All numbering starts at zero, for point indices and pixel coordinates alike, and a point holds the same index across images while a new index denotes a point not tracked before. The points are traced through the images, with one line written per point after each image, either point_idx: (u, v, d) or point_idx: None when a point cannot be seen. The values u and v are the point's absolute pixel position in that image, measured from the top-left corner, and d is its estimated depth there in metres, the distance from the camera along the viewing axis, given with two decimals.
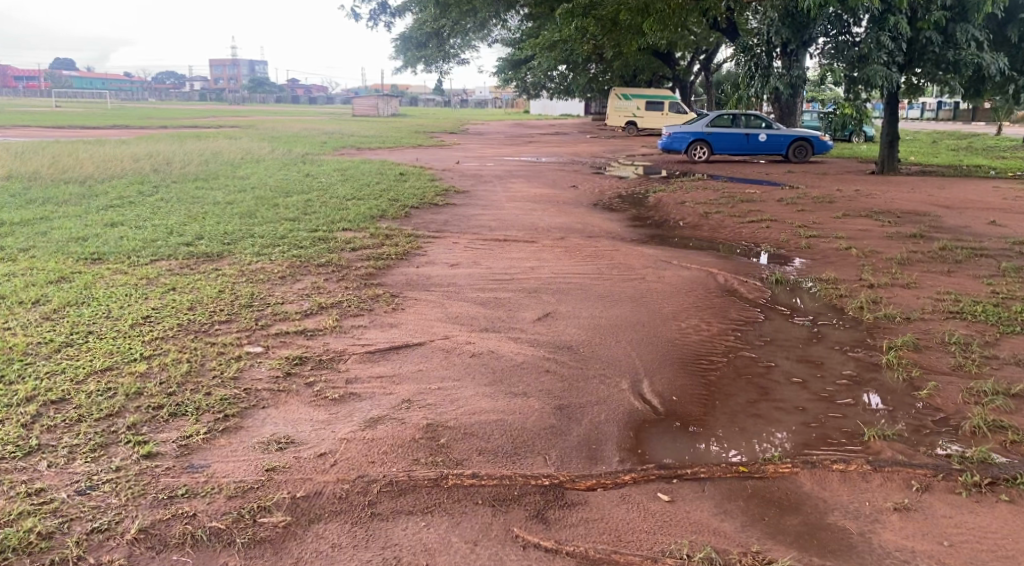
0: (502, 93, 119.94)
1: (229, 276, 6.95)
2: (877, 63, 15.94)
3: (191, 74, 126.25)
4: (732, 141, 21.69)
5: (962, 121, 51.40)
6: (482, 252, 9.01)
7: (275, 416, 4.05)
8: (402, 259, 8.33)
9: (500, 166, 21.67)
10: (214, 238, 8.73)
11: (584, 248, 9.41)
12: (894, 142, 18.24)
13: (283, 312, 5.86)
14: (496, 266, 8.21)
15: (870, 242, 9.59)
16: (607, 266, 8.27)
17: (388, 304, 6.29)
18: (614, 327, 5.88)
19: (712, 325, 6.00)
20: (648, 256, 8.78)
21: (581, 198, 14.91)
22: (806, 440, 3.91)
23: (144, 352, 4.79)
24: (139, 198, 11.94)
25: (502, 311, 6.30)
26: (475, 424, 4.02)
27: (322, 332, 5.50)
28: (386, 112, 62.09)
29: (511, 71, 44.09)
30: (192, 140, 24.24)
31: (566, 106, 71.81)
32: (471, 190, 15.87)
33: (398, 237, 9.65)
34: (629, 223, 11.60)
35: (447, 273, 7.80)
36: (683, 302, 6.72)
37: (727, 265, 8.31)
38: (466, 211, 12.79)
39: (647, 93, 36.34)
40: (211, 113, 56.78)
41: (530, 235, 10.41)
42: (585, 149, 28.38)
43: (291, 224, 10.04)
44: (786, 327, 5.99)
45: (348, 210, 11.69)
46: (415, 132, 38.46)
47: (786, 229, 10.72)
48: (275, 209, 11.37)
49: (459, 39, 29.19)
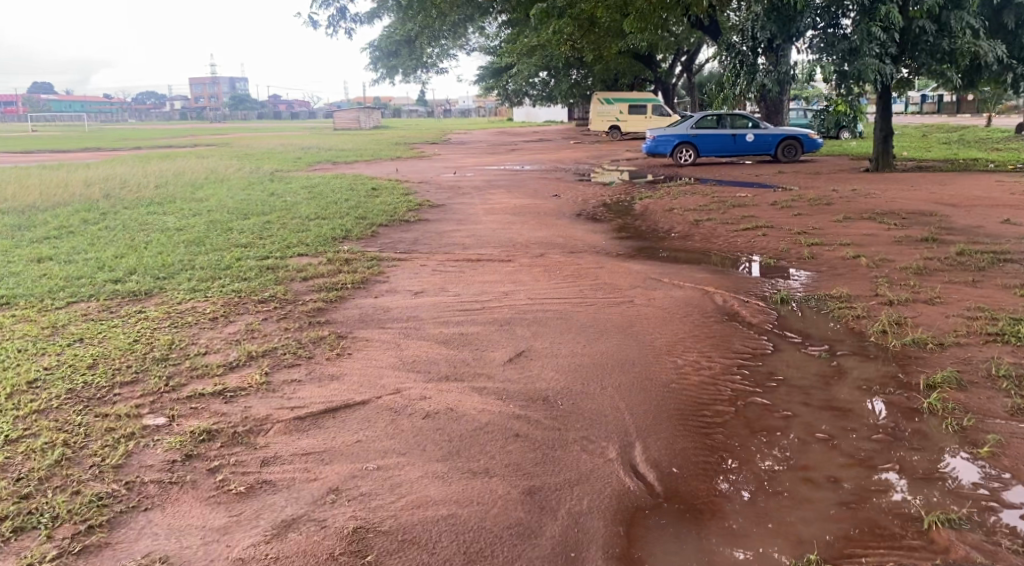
0: (486, 101, 119.33)
1: (152, 320, 5.97)
2: (869, 56, 15.15)
3: (172, 94, 125.41)
4: (719, 142, 20.91)
5: (944, 114, 51.26)
6: (451, 276, 8.09)
7: (157, 524, 3.10)
8: (360, 288, 7.40)
9: (480, 176, 20.78)
10: (149, 271, 7.76)
11: (564, 266, 8.50)
12: (888, 138, 17.45)
13: (204, 367, 4.89)
14: (465, 292, 7.29)
15: (878, 249, 8.75)
16: (589, 287, 7.37)
17: (331, 349, 5.35)
18: (599, 368, 4.96)
19: (714, 361, 5.09)
20: (636, 274, 7.88)
21: (563, 208, 14.03)
22: (848, 532, 3.03)
23: (9, 434, 3.81)
24: (81, 227, 10.94)
25: (465, 352, 5.36)
26: (418, 527, 3.10)
27: (246, 392, 4.54)
28: (368, 126, 61.10)
29: (492, 79, 43.39)
30: (157, 161, 23.20)
31: (550, 112, 71.43)
32: (446, 204, 14.92)
33: (359, 261, 8.72)
34: (615, 235, 10.73)
35: (409, 303, 6.86)
36: (677, 331, 5.81)
37: (724, 282, 7.41)
38: (439, 228, 11.86)
39: (630, 96, 35.63)
40: (190, 133, 55.69)
41: (505, 253, 9.49)
42: (567, 155, 27.55)
43: (241, 251, 9.09)
44: (801, 362, 5.08)
45: (309, 232, 10.74)
46: (394, 144, 37.61)
47: (783, 235, 9.88)
48: (228, 235, 10.41)
49: (435, 48, 28.41)
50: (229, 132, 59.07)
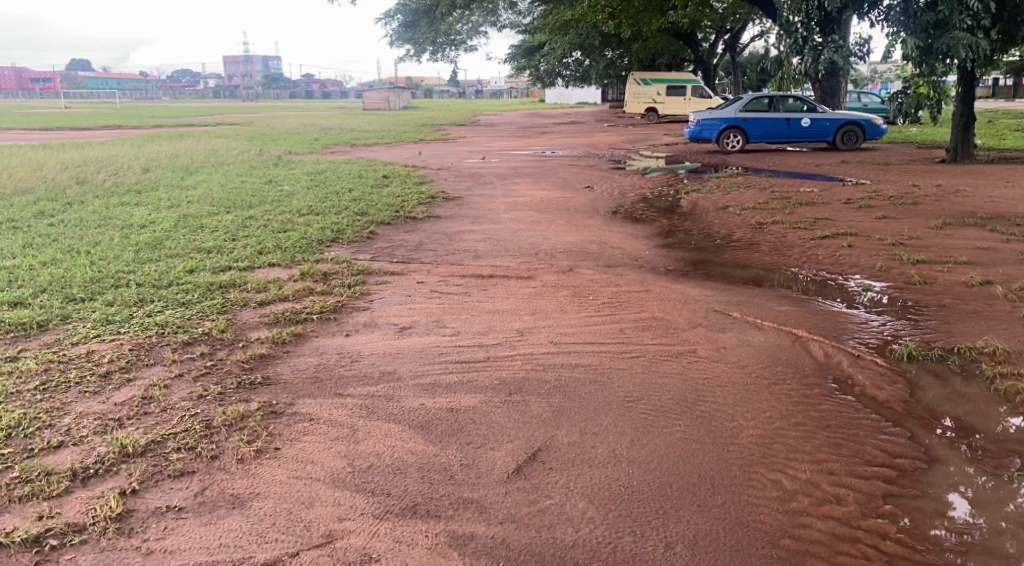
0: (518, 83, 117.15)
1: (16, 377, 4.25)
2: (958, 28, 11.84)
3: (205, 74, 125.45)
4: (771, 127, 18.70)
5: (1003, 98, 47.86)
6: (452, 299, 6.31)
7: None
8: (329, 321, 5.64)
9: (506, 163, 18.92)
10: (65, 289, 6.11)
11: (599, 287, 6.62)
12: (969, 125, 14.96)
13: (36, 480, 3.15)
14: (467, 326, 5.50)
15: (1009, 268, 6.68)
16: (634, 323, 5.52)
17: (249, 443, 3.56)
18: (660, 497, 3.10)
19: (842, 484, 3.21)
20: (695, 304, 5.98)
21: (596, 203, 12.16)
22: None
23: None
24: (30, 222, 9.37)
25: (450, 451, 3.52)
26: None
27: (80, 539, 2.81)
28: (397, 106, 59.23)
29: (524, 59, 41.38)
30: (160, 141, 21.74)
31: (583, 94, 69.01)
32: (463, 196, 13.10)
33: (341, 276, 6.97)
34: (661, 241, 8.85)
35: (387, 346, 5.09)
36: (770, 413, 3.90)
37: (818, 320, 5.48)
38: (450, 227, 10.07)
39: (669, 76, 33.26)
40: (217, 111, 54.62)
41: (525, 266, 7.63)
42: (602, 139, 25.55)
43: (197, 260, 7.41)
44: (988, 490, 3.15)
45: (293, 232, 9.04)
46: (421, 125, 35.86)
47: (873, 246, 7.84)
48: (195, 236, 8.75)
49: (462, 24, 26.57)
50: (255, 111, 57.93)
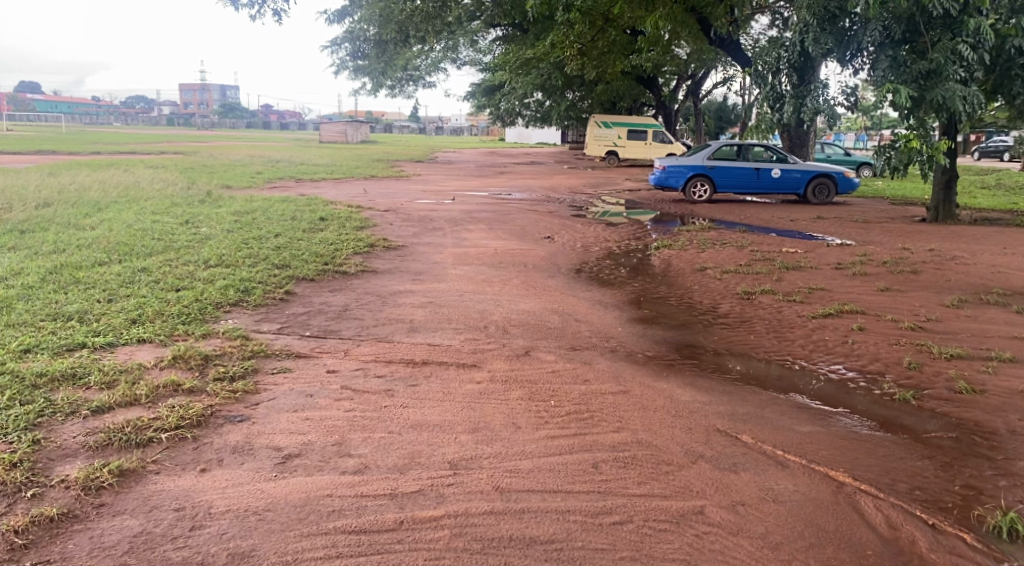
0: (478, 123, 116.99)
1: None
2: (952, 80, 10.06)
3: (159, 100, 122.67)
4: (739, 177, 17.65)
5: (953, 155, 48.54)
6: (367, 402, 4.72)
7: None
8: (183, 443, 3.99)
9: (460, 205, 17.51)
10: None
11: (563, 385, 5.11)
12: (951, 184, 14.02)
13: None
14: (377, 456, 3.91)
15: None
16: (612, 451, 4.02)
17: None
18: None
19: None
20: (691, 417, 4.53)
21: (556, 258, 10.75)
22: None
23: None
24: None
25: None
26: None
27: None
28: (353, 139, 57.55)
29: (485, 98, 40.51)
30: (82, 170, 19.75)
31: (542, 135, 68.54)
32: (407, 244, 11.57)
33: (224, 362, 5.30)
34: (634, 313, 7.44)
35: (255, 494, 3.47)
36: None
37: (857, 449, 4.08)
38: (386, 286, 8.50)
39: (630, 121, 32.54)
40: (168, 139, 52.22)
41: (471, 346, 6.09)
42: (562, 182, 24.37)
43: (40, 334, 5.67)
44: None
45: (187, 291, 7.34)
46: (374, 160, 34.30)
47: (889, 330, 6.51)
48: (60, 295, 7.01)
49: (423, 59, 25.53)
50: (205, 139, 55.71)
